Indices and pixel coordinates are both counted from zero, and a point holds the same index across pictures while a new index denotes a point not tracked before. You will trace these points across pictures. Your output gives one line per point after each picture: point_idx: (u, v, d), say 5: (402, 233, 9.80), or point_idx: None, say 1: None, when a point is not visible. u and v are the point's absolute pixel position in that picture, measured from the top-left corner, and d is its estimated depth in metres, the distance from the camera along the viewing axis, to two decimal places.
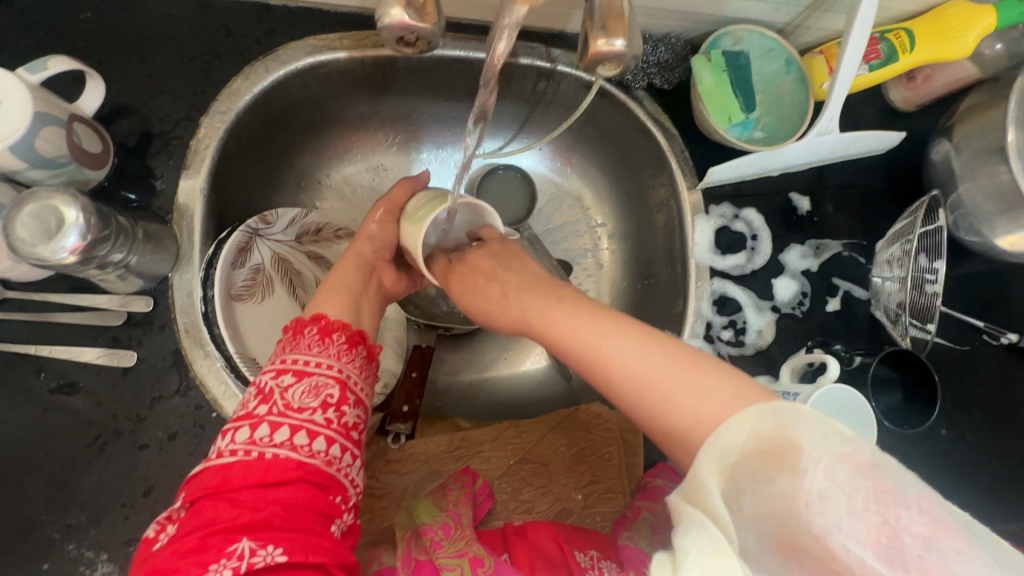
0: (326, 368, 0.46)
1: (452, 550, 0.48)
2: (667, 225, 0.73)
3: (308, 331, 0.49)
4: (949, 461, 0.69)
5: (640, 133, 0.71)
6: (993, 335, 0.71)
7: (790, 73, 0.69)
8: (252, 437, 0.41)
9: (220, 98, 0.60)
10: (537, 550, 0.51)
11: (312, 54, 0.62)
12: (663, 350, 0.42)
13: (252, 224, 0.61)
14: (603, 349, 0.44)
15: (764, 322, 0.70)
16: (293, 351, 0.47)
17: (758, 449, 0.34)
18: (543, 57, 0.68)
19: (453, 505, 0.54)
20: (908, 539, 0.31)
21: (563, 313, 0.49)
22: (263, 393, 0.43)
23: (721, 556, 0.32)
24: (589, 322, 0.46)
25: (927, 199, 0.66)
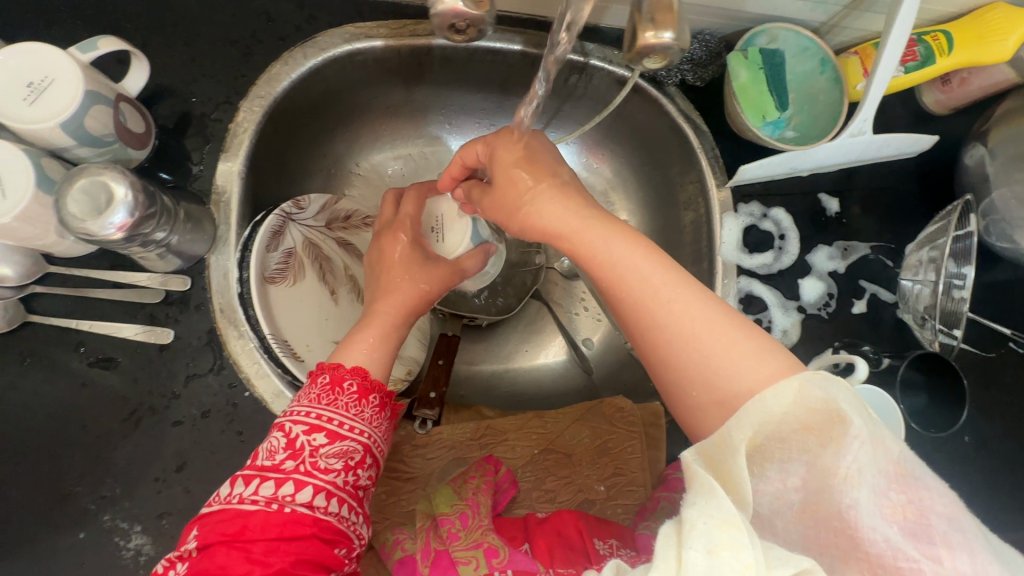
0: (358, 433, 0.48)
1: (467, 542, 0.49)
2: (694, 222, 0.73)
3: (347, 385, 0.49)
4: (973, 467, 0.68)
5: (672, 131, 0.71)
6: (1021, 343, 0.71)
7: (825, 73, 0.69)
8: (274, 493, 0.43)
9: (260, 82, 0.61)
10: (558, 537, 0.52)
11: (350, 41, 0.63)
12: (719, 314, 0.43)
13: (284, 208, 0.63)
14: (664, 304, 0.44)
15: (789, 322, 0.70)
16: (328, 405, 0.47)
17: (796, 424, 0.36)
18: (576, 51, 0.69)
19: (472, 494, 0.54)
20: (932, 517, 0.33)
21: (623, 245, 0.47)
22: (294, 449, 0.45)
23: (727, 526, 0.32)
24: (654, 266, 0.45)
25: (960, 202, 0.66)
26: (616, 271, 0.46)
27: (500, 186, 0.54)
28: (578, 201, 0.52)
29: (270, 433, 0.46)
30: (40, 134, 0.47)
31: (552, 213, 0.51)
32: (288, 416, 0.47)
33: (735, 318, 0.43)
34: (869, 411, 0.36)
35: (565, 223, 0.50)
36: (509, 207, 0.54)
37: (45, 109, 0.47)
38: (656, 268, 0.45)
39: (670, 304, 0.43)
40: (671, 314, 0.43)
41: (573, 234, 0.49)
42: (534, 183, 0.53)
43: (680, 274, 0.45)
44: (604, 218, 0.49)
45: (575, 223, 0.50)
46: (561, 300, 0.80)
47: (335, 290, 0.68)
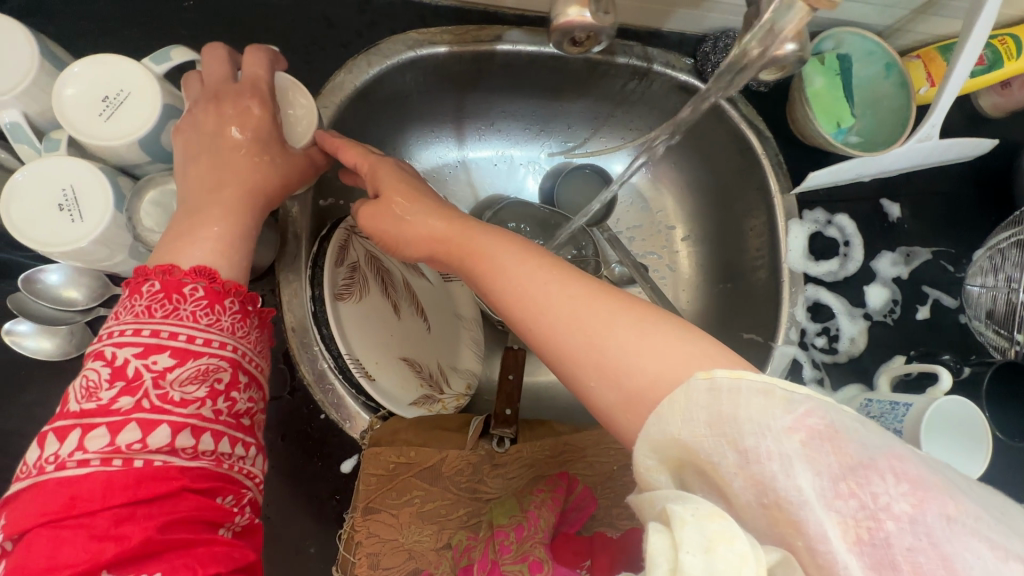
0: (218, 347, 0.41)
1: (516, 555, 0.48)
2: (755, 228, 0.72)
3: (189, 291, 0.41)
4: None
5: (735, 138, 0.70)
6: None
7: (890, 77, 0.68)
8: (113, 443, 0.37)
9: (323, 92, 0.59)
10: (621, 551, 0.47)
11: (413, 48, 0.62)
12: (606, 308, 0.39)
13: (348, 221, 0.61)
14: (551, 312, 0.40)
15: (856, 330, 0.69)
16: (165, 318, 0.40)
17: (696, 427, 0.31)
18: (639, 56, 0.67)
19: (535, 507, 0.52)
20: (891, 528, 0.27)
21: (512, 257, 0.44)
22: (126, 381, 0.38)
23: (717, 517, 0.27)
24: (524, 266, 0.43)
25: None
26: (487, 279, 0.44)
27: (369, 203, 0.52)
28: (450, 211, 0.51)
29: (87, 367, 0.39)
30: (117, 151, 0.45)
31: (422, 222, 0.50)
32: (109, 338, 0.39)
33: (616, 302, 0.39)
34: (775, 391, 0.30)
35: (436, 230, 0.49)
36: (377, 219, 0.52)
37: (121, 126, 0.44)
38: (526, 267, 0.42)
39: (541, 305, 0.40)
40: (547, 313, 0.40)
41: (445, 241, 0.48)
42: (407, 194, 0.51)
43: (551, 266, 0.42)
44: (471, 224, 0.48)
45: (448, 227, 0.49)
46: None
47: (397, 303, 0.67)
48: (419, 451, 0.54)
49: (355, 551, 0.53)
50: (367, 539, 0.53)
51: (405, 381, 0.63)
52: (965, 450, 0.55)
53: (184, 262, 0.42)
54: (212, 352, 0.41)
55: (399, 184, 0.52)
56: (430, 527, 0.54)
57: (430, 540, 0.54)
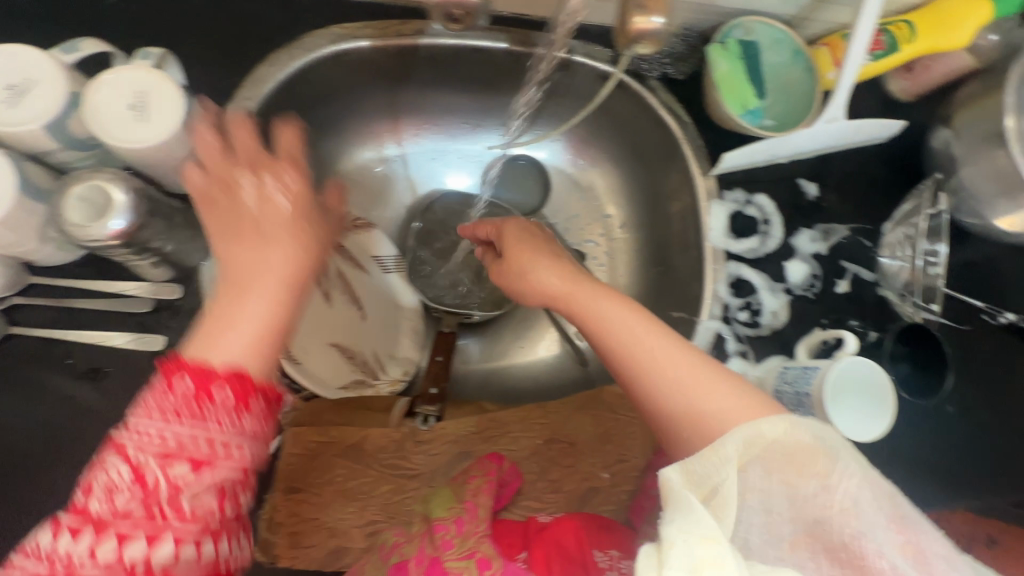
0: (236, 455, 0.37)
1: (462, 551, 0.48)
2: (682, 211, 0.74)
3: (218, 395, 0.37)
4: (943, 425, 0.75)
5: (655, 124, 0.74)
6: (993, 315, 0.80)
7: (798, 63, 0.71)
8: (119, 555, 0.34)
9: (246, 84, 0.60)
10: (556, 547, 0.51)
11: (336, 42, 0.64)
12: (694, 360, 0.48)
13: None
14: (644, 349, 0.49)
15: (778, 304, 0.71)
16: (186, 420, 0.36)
17: (793, 451, 0.42)
18: (560, 48, 0.70)
19: (472, 496, 0.52)
20: (928, 557, 0.40)
21: (610, 306, 0.53)
22: (142, 489, 0.35)
23: (709, 541, 0.37)
24: (632, 316, 0.52)
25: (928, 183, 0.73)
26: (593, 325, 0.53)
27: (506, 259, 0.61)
28: (565, 267, 0.58)
29: (105, 460, 0.36)
30: (23, 137, 0.46)
31: (545, 278, 0.57)
32: (130, 434, 0.36)
33: (698, 359, 0.49)
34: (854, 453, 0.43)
35: (557, 286, 0.56)
36: (510, 275, 0.60)
37: (26, 111, 0.46)
38: (627, 317, 0.52)
39: (639, 350, 0.49)
40: (645, 357, 0.49)
41: (560, 295, 0.56)
42: (533, 252, 0.60)
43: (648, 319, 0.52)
44: (584, 278, 0.56)
45: (566, 282, 0.56)
46: None
47: (329, 292, 0.68)
48: (340, 430, 0.55)
49: (276, 532, 0.52)
50: (289, 518, 0.52)
51: (334, 367, 0.64)
52: (868, 408, 0.57)
53: (217, 357, 0.39)
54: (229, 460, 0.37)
55: (517, 241, 0.61)
56: (354, 504, 0.55)
57: (353, 518, 0.54)
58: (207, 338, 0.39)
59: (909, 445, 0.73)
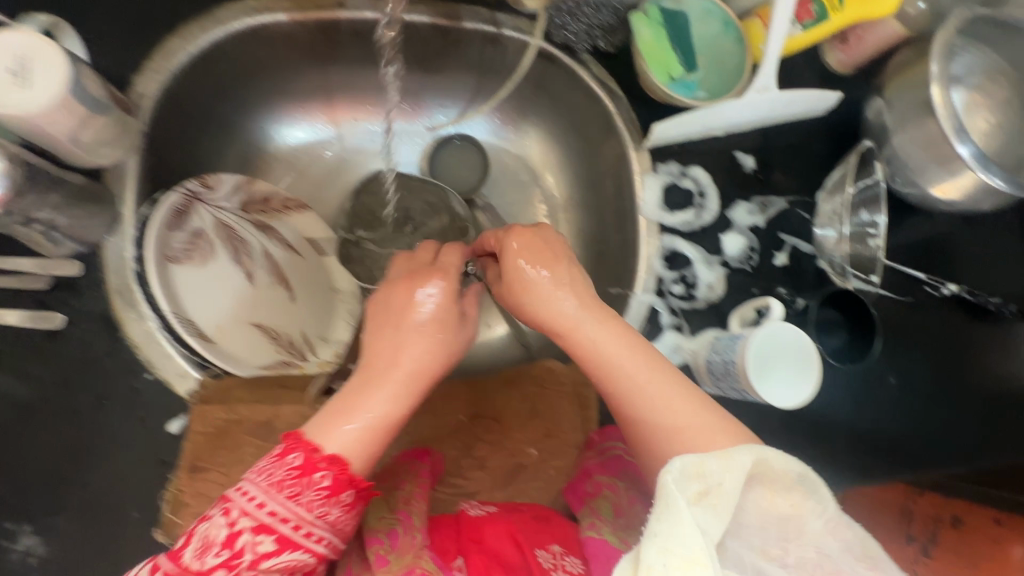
0: (315, 542, 0.42)
1: (398, 567, 0.44)
2: (619, 185, 0.73)
3: (316, 478, 0.43)
4: (887, 396, 0.75)
5: (588, 98, 0.73)
6: (936, 287, 0.79)
7: (729, 35, 0.71)
8: None
9: (155, 57, 0.59)
10: (494, 556, 0.47)
11: (250, 15, 0.62)
12: (697, 405, 0.47)
13: (190, 187, 0.61)
14: (639, 388, 0.48)
15: (714, 277, 0.70)
16: (286, 501, 0.42)
17: (790, 475, 0.42)
18: (487, 21, 0.69)
19: (404, 503, 0.50)
20: None
21: (621, 351, 0.50)
22: (230, 555, 0.40)
23: (692, 561, 0.37)
24: (641, 363, 0.49)
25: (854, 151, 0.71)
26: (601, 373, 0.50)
27: (510, 284, 0.55)
28: (581, 298, 0.53)
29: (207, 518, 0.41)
30: None
31: (552, 309, 0.53)
32: (236, 500, 0.41)
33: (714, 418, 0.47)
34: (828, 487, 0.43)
35: (565, 321, 0.52)
36: (517, 300, 0.55)
37: None
38: (642, 368, 0.49)
39: (643, 405, 0.48)
40: (644, 411, 0.48)
41: (566, 333, 0.52)
42: (545, 275, 0.54)
43: (663, 369, 0.49)
44: (602, 314, 0.52)
45: (576, 317, 0.52)
46: None
47: (252, 271, 0.66)
48: (251, 408, 0.54)
49: (181, 514, 0.51)
50: (194, 500, 0.51)
51: (254, 347, 0.62)
52: (793, 376, 0.56)
53: (330, 444, 0.45)
54: (310, 544, 0.42)
55: (529, 261, 0.54)
56: None
57: None
58: (325, 425, 0.44)
59: (850, 418, 0.73)
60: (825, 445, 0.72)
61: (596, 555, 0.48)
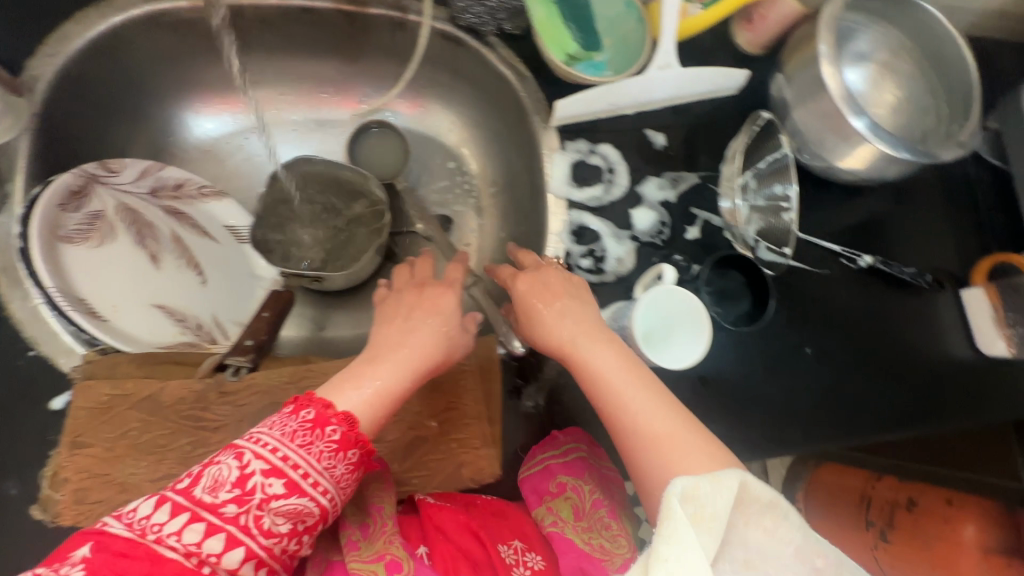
0: (319, 493, 0.46)
1: (369, 553, 0.49)
2: (532, 164, 0.76)
3: (328, 432, 0.47)
4: (803, 366, 0.75)
5: (498, 80, 0.75)
6: (852, 259, 0.81)
7: (631, 14, 0.72)
8: (199, 543, 0.41)
9: (48, 41, 0.60)
10: (461, 552, 0.52)
11: (149, 2, 0.63)
12: (681, 421, 0.49)
13: (88, 168, 0.61)
14: (621, 394, 0.50)
15: (623, 251, 0.71)
16: (298, 448, 0.45)
17: (775, 502, 0.42)
18: (393, 6, 0.70)
19: (379, 499, 0.53)
20: None
21: (616, 366, 0.52)
22: (241, 491, 0.43)
23: None
24: (632, 379, 0.51)
25: (751, 123, 0.74)
26: (597, 384, 0.52)
27: (523, 300, 0.59)
28: (585, 318, 0.56)
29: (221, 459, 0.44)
30: None
31: (562, 325, 0.56)
32: (252, 444, 0.44)
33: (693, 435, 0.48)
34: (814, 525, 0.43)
35: (567, 334, 0.55)
36: (526, 315, 0.58)
37: None
38: (636, 386, 0.51)
39: (627, 416, 0.49)
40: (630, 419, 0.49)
41: (570, 346, 0.55)
42: (557, 294, 0.58)
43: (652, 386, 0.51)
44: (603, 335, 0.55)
45: (583, 332, 0.55)
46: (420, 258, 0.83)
47: (157, 254, 0.66)
48: (136, 383, 0.54)
49: (59, 488, 0.50)
50: (75, 475, 0.51)
51: (155, 328, 0.63)
52: (684, 336, 0.58)
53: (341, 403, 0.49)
54: (313, 495, 0.45)
55: (543, 286, 0.59)
56: (149, 458, 0.52)
57: (146, 472, 0.52)
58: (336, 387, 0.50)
59: (767, 389, 0.74)
60: (744, 418, 0.73)
61: (564, 551, 0.52)
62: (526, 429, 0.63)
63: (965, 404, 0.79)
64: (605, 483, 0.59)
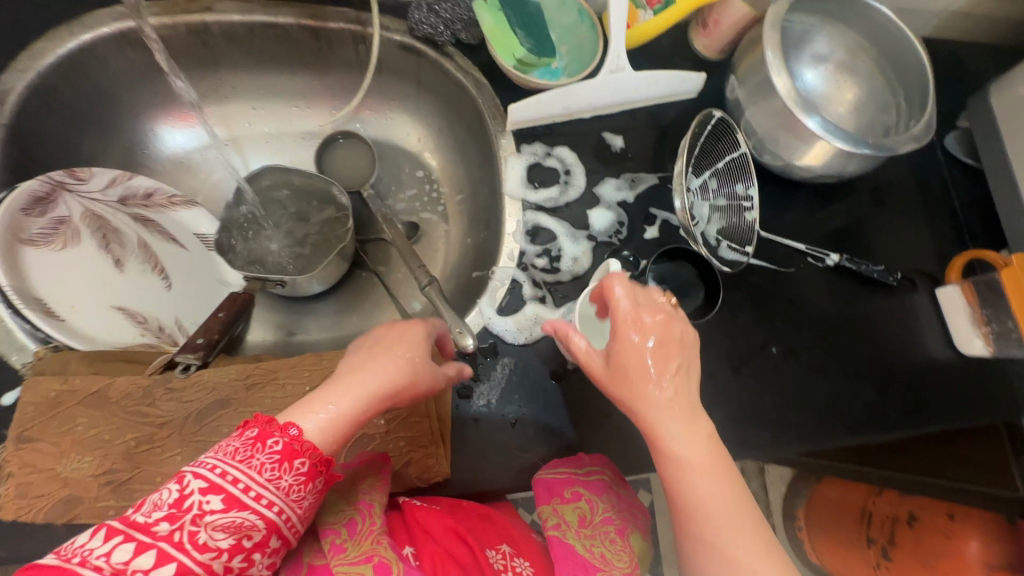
0: (264, 504, 0.43)
1: (356, 553, 0.48)
2: (492, 168, 0.77)
3: (271, 444, 0.44)
4: (771, 366, 0.74)
5: (457, 88, 0.77)
6: (819, 258, 0.80)
7: (585, 23, 0.75)
8: (128, 563, 0.37)
9: (21, 57, 0.64)
10: (448, 555, 0.51)
11: (118, 20, 0.67)
12: (764, 538, 0.45)
13: (56, 176, 0.63)
14: (707, 499, 0.45)
15: (579, 250, 0.71)
16: (238, 463, 0.43)
17: None
18: (353, 21, 0.73)
19: (366, 496, 0.53)
20: None
21: (712, 469, 0.46)
22: (176, 508, 0.40)
23: None
24: (723, 486, 0.45)
25: (698, 116, 0.74)
26: (687, 481, 0.45)
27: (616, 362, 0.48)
28: (682, 395, 0.47)
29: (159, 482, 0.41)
30: None
31: (660, 405, 0.47)
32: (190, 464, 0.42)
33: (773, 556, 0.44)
34: None
35: (665, 416, 0.46)
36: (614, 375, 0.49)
37: None
38: (725, 492, 0.45)
39: (713, 523, 0.44)
40: (711, 528, 0.45)
41: (659, 424, 0.46)
42: (657, 362, 0.47)
43: (739, 492, 0.46)
44: (704, 423, 0.47)
45: (683, 415, 0.47)
46: (387, 263, 0.84)
47: (121, 259, 0.69)
48: (84, 379, 0.55)
49: (3, 482, 0.51)
50: (20, 470, 0.51)
51: (113, 329, 0.64)
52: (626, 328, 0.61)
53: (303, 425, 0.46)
54: (257, 507, 0.42)
55: (650, 350, 0.48)
56: (92, 453, 0.53)
57: (90, 467, 0.52)
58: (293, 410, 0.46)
59: (733, 390, 0.72)
60: (711, 420, 0.71)
61: (561, 557, 0.53)
62: (478, 428, 0.63)
63: (943, 406, 0.77)
64: (623, 509, 0.59)
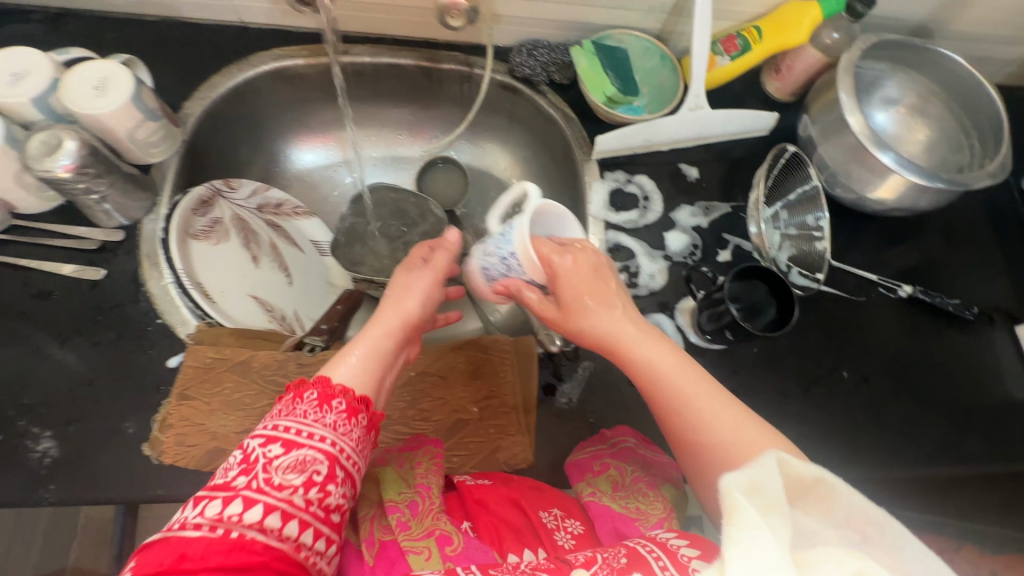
0: (319, 440, 0.45)
1: (419, 530, 0.52)
2: (576, 192, 0.85)
3: (307, 396, 0.47)
4: (843, 391, 0.76)
5: (547, 120, 0.86)
6: (891, 289, 0.82)
7: (666, 66, 0.84)
8: (221, 513, 0.40)
9: (201, 88, 0.78)
10: (505, 523, 0.56)
11: (275, 60, 0.81)
12: (740, 410, 0.48)
13: (215, 184, 0.76)
14: (681, 390, 0.49)
15: (656, 268, 0.78)
16: (287, 416, 0.46)
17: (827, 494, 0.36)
18: (462, 62, 0.85)
19: (422, 477, 0.57)
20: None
21: (668, 355, 0.52)
22: (246, 462, 0.43)
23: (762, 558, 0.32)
24: (685, 371, 0.51)
25: (772, 152, 0.81)
26: (654, 379, 0.51)
27: (567, 300, 0.56)
28: (625, 312, 0.56)
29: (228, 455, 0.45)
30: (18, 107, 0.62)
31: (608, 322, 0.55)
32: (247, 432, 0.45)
33: (753, 419, 0.47)
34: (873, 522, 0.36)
35: (612, 331, 0.55)
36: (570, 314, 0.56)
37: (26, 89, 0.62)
38: (689, 378, 0.50)
39: (697, 415, 0.48)
40: (701, 421, 0.48)
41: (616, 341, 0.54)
42: (597, 292, 0.56)
43: (699, 373, 0.51)
44: (650, 330, 0.55)
45: (624, 328, 0.54)
46: None
47: (257, 256, 0.80)
48: (233, 350, 0.65)
49: (165, 431, 0.60)
50: (178, 421, 0.61)
51: (250, 315, 0.74)
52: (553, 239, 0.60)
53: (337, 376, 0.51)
54: (313, 444, 0.45)
55: (586, 282, 0.56)
56: (236, 413, 0.62)
57: (234, 425, 0.62)
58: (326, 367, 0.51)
59: (804, 411, 0.74)
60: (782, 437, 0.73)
61: (602, 515, 0.57)
62: (559, 423, 0.68)
63: None
64: (651, 468, 0.63)
